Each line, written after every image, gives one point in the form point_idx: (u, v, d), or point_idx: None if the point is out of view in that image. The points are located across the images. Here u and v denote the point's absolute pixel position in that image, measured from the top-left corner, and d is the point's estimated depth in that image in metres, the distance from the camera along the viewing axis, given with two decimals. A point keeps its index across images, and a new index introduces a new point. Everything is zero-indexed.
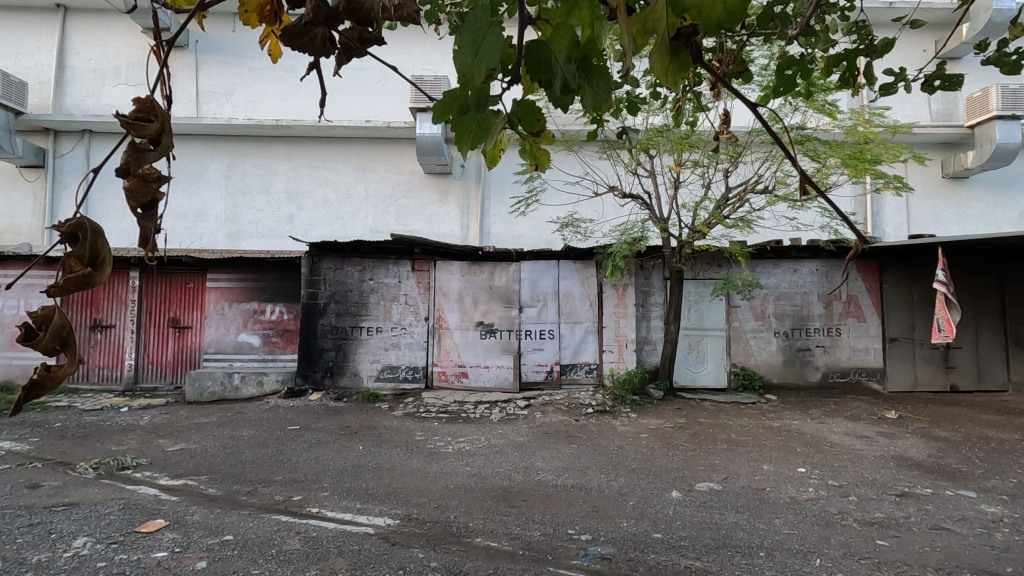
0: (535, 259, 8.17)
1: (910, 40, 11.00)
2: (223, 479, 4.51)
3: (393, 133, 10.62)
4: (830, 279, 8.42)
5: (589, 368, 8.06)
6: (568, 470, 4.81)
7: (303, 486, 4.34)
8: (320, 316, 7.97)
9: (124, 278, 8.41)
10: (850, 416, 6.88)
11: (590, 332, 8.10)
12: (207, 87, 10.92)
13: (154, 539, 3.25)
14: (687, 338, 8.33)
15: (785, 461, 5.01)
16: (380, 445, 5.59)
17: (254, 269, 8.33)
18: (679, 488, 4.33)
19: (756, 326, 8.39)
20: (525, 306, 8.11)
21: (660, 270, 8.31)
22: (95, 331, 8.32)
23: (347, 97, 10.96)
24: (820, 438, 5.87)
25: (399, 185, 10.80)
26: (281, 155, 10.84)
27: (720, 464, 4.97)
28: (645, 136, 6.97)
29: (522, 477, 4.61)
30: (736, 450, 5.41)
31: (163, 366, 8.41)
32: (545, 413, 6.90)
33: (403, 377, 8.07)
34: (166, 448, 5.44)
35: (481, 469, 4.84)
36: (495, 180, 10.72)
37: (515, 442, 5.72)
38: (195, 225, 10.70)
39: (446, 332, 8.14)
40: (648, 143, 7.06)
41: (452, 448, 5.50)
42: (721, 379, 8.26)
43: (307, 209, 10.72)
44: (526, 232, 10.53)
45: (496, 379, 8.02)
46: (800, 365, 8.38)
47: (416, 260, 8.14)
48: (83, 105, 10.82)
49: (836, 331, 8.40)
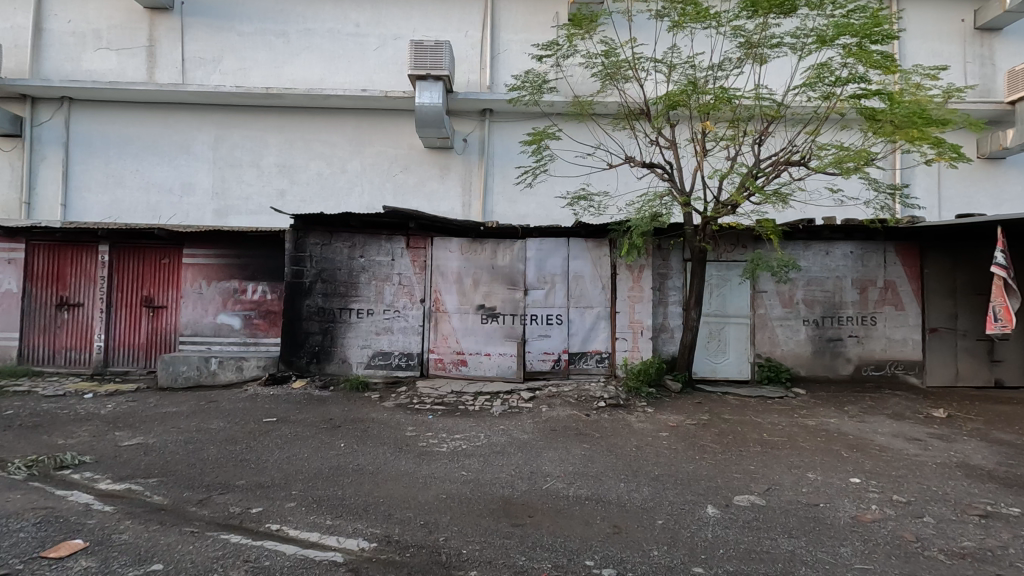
0: (543, 237, 7.41)
1: (948, 7, 10.08)
2: (174, 484, 3.83)
3: (391, 104, 9.86)
4: (866, 263, 7.67)
5: (601, 358, 7.34)
6: (580, 477, 4.11)
7: (266, 495, 3.65)
8: (305, 297, 7.26)
9: (93, 252, 7.70)
10: (892, 414, 6.16)
11: (601, 318, 7.36)
12: (194, 53, 10.15)
13: (61, 570, 2.57)
14: (708, 326, 7.61)
15: (832, 469, 4.31)
16: (365, 443, 4.90)
17: (234, 245, 7.67)
18: (715, 503, 3.63)
19: (784, 313, 7.65)
20: (531, 289, 7.38)
21: (679, 250, 7.59)
22: (62, 310, 7.64)
23: (344, 65, 10.19)
24: (865, 440, 5.16)
25: (397, 160, 10.01)
26: (272, 126, 10.07)
27: (756, 470, 4.28)
28: (673, 95, 6.28)
29: (528, 486, 3.92)
30: (773, 454, 4.72)
31: (136, 349, 7.71)
32: (552, 407, 6.19)
33: (396, 364, 7.37)
34: (120, 443, 4.76)
35: (479, 474, 4.14)
36: (500, 157, 9.95)
37: (520, 441, 5.03)
38: (182, 200, 9.98)
39: (443, 316, 7.42)
40: (676, 102, 6.37)
41: (448, 447, 4.81)
42: (743, 371, 7.57)
43: (300, 184, 9.98)
44: (532, 212, 9.76)
45: (498, 368, 7.32)
46: (831, 356, 7.65)
47: (411, 236, 7.41)
48: (62, 70, 10.07)
49: (870, 320, 7.67)
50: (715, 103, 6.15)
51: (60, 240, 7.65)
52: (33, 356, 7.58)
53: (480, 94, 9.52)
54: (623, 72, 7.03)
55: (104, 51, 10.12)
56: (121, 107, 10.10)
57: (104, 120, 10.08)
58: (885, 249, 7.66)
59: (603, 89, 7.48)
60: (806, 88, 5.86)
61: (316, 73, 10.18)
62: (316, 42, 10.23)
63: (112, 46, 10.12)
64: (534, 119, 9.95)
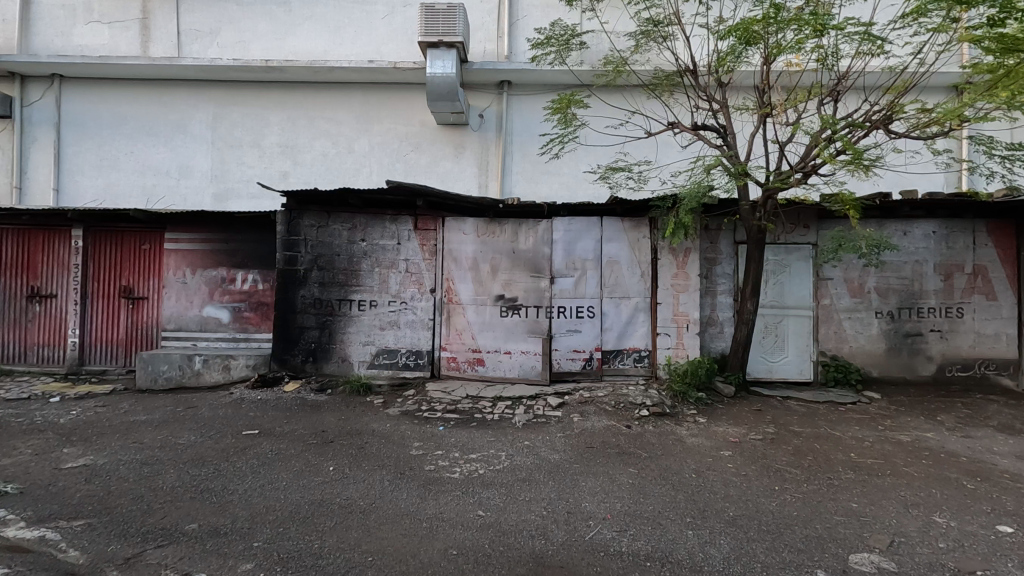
0: (571, 216, 6.39)
1: None
2: (103, 530, 2.93)
3: (401, 76, 8.87)
4: (951, 245, 6.54)
5: (639, 356, 6.34)
6: (633, 520, 3.14)
7: (217, 550, 2.74)
8: (300, 287, 6.37)
9: (66, 238, 6.87)
10: (1001, 427, 5.08)
11: (640, 310, 6.36)
12: (190, 24, 9.26)
13: None
14: (764, 319, 6.56)
15: (962, 510, 3.28)
16: (359, 466, 3.97)
17: (222, 228, 6.82)
18: (827, 568, 2.64)
19: (853, 304, 6.55)
20: (558, 277, 6.37)
21: (731, 231, 6.52)
22: (34, 303, 6.84)
23: (351, 35, 9.21)
24: (986, 464, 4.10)
25: (408, 138, 9.04)
26: (272, 102, 9.16)
27: (864, 512, 3.27)
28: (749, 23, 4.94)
29: (567, 536, 2.95)
30: (875, 486, 3.69)
31: (115, 345, 6.91)
32: (586, 416, 5.23)
33: (403, 364, 6.45)
34: (60, 467, 3.87)
35: (501, 516, 3.17)
36: (520, 133, 8.91)
37: (551, 463, 4.05)
38: (180, 183, 9.14)
39: (456, 309, 6.46)
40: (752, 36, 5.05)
41: (461, 473, 3.86)
42: (805, 371, 6.51)
43: (302, 165, 9.07)
44: (555, 193, 8.76)
45: (519, 369, 6.38)
46: (909, 354, 6.55)
47: (420, 216, 6.45)
48: (50, 45, 9.23)
49: (956, 311, 6.55)
50: (793, 44, 4.95)
51: (28, 224, 6.82)
52: (4, 354, 6.82)
53: (498, 64, 8.48)
54: (659, 30, 6.28)
55: (95, 24, 9.26)
56: (113, 84, 9.25)
57: (92, 97, 9.24)
58: (975, 228, 6.51)
59: (643, 44, 6.40)
60: (907, 22, 4.77)
61: (320, 45, 9.22)
62: (320, 11, 9.26)
63: (103, 19, 9.26)
64: (559, 88, 8.89)
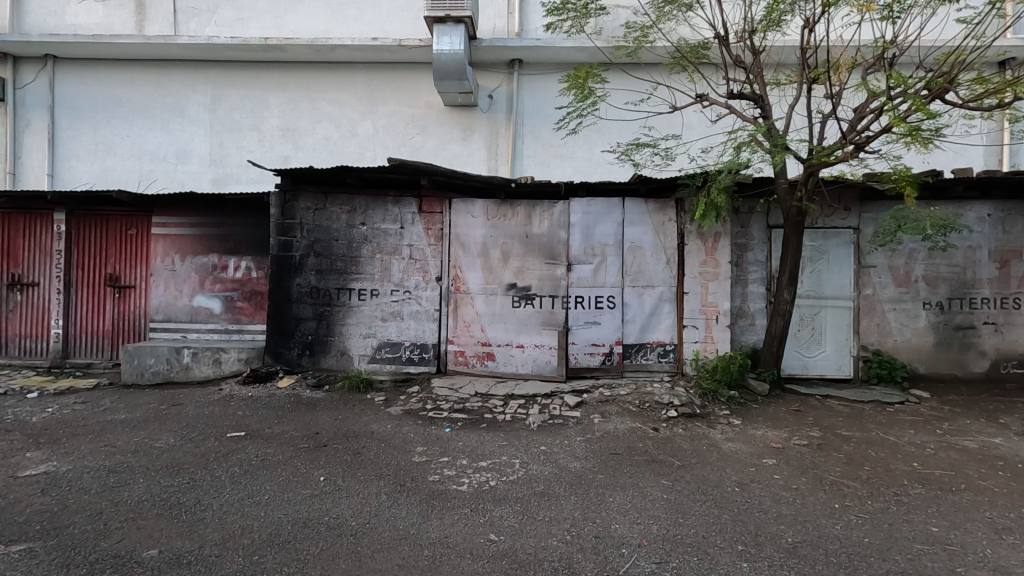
0: (590, 198, 5.85)
1: None
2: (46, 558, 2.47)
3: (407, 55, 8.32)
4: (1007, 229, 5.93)
5: (663, 351, 5.82)
6: (674, 548, 2.63)
7: None
8: (295, 275, 5.90)
9: (47, 222, 6.43)
10: None
11: (664, 300, 5.83)
12: (187, 2, 8.75)
13: None
14: (801, 311, 6.00)
15: None
16: (354, 476, 3.49)
17: (213, 213, 6.36)
18: None
19: (899, 294, 5.98)
20: (575, 264, 5.85)
21: (764, 215, 5.96)
22: (15, 291, 6.43)
23: (355, 13, 8.66)
24: None
25: (414, 120, 8.51)
26: (272, 83, 8.66)
27: (949, 539, 2.74)
28: None
29: (596, 569, 2.45)
30: (952, 504, 3.16)
31: (101, 337, 6.49)
32: (608, 416, 4.73)
33: (407, 358, 5.97)
34: (17, 476, 3.42)
35: (517, 541, 2.68)
36: (532, 113, 8.35)
37: (571, 474, 3.54)
38: (176, 168, 8.68)
39: (464, 299, 5.96)
40: None
41: (470, 485, 3.37)
42: (845, 368, 5.96)
43: (303, 149, 8.57)
44: (568, 177, 8.20)
45: (532, 365, 5.88)
46: (960, 349, 5.98)
47: (425, 198, 5.93)
48: (40, 24, 8.75)
49: (1013, 302, 5.96)
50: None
51: (7, 207, 6.39)
52: None
53: (508, 40, 7.90)
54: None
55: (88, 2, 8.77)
56: (106, 63, 8.76)
57: (84, 77, 8.77)
58: None
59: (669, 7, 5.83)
60: None
61: (322, 23, 8.68)
62: None
63: None
64: (574, 64, 8.31)
